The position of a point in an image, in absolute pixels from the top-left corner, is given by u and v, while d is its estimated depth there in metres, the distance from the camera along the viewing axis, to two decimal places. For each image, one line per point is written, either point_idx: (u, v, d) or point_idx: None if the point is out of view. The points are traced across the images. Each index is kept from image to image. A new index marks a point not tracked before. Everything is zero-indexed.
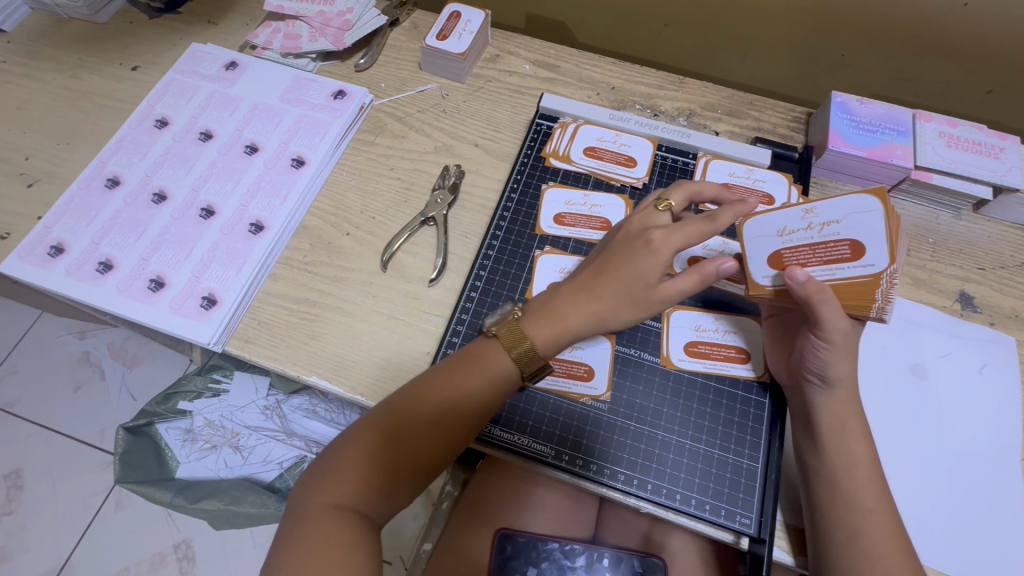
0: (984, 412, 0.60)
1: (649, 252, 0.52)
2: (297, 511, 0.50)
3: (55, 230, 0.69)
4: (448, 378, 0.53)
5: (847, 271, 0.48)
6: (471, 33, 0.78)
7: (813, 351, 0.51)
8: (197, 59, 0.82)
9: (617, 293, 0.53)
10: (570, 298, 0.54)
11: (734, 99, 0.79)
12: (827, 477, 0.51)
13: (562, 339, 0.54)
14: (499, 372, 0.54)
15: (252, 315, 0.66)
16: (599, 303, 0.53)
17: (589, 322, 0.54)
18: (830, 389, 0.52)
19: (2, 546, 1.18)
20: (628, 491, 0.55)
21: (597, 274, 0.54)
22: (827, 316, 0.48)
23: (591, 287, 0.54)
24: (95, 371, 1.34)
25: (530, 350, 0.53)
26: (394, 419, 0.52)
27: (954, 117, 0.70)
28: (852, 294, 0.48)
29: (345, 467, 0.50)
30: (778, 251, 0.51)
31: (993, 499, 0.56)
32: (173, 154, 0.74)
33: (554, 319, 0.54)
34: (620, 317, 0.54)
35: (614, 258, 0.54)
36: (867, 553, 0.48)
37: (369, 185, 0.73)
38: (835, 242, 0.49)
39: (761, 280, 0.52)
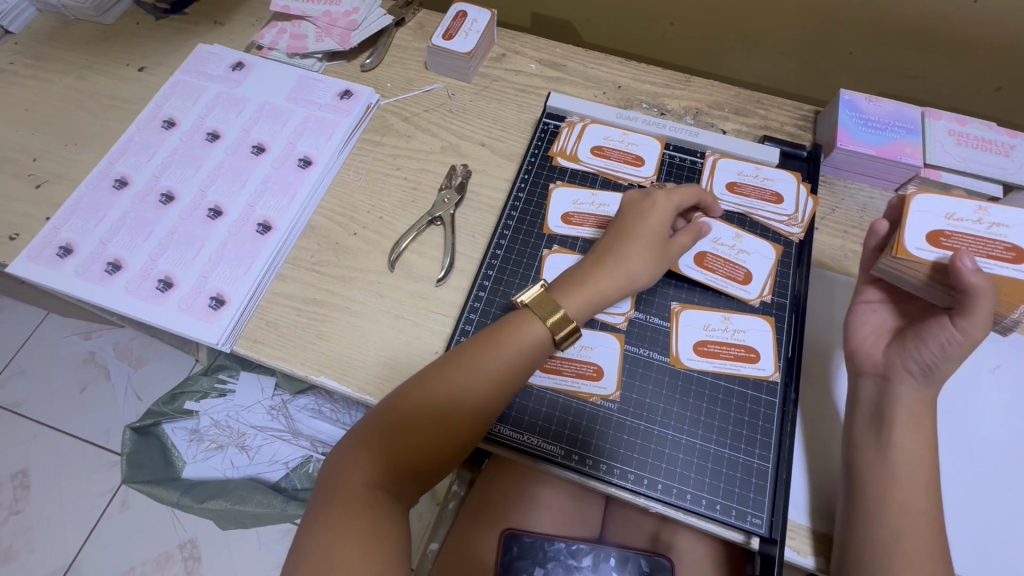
0: (996, 411, 0.59)
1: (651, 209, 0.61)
2: (324, 498, 0.49)
3: (64, 231, 0.69)
4: (471, 353, 0.54)
5: (1005, 270, 0.48)
6: (476, 33, 0.78)
7: (938, 340, 0.50)
8: (203, 59, 0.82)
9: (636, 256, 0.59)
10: (594, 267, 0.59)
11: (741, 97, 0.79)
12: (878, 476, 0.50)
13: (592, 303, 0.57)
14: (523, 341, 0.55)
15: (260, 316, 0.66)
16: (624, 265, 0.58)
17: (616, 284, 0.58)
18: (926, 384, 0.51)
19: (9, 545, 1.19)
20: (638, 491, 0.54)
21: (617, 244, 0.60)
22: (982, 310, 0.47)
23: (612, 256, 0.59)
24: (100, 372, 1.34)
25: (562, 312, 0.56)
26: (417, 401, 0.52)
27: (963, 115, 0.70)
28: (1002, 289, 0.48)
29: (367, 455, 0.51)
30: (938, 231, 0.50)
31: (1007, 499, 0.56)
32: (181, 154, 0.74)
33: (582, 285, 0.57)
34: (642, 275, 0.59)
35: (628, 228, 0.60)
36: (906, 555, 0.48)
37: (375, 184, 0.73)
38: (996, 241, 0.49)
39: (914, 250, 0.50)
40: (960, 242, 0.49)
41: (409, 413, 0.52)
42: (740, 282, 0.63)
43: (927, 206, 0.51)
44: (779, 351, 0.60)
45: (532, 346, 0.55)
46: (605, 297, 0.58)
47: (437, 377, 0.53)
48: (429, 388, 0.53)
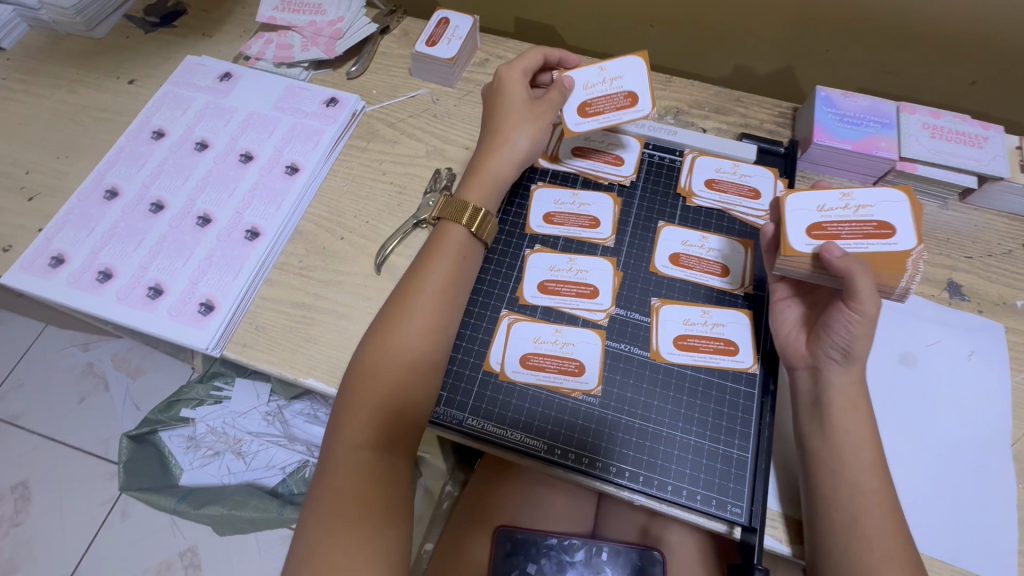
0: (974, 397, 0.60)
1: (510, 86, 0.68)
2: (326, 463, 0.53)
3: (56, 241, 0.70)
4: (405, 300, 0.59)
5: (876, 246, 0.53)
6: (459, 39, 0.80)
7: (843, 324, 0.52)
8: (191, 71, 0.83)
9: (507, 128, 0.67)
10: (486, 152, 0.67)
11: (720, 96, 0.80)
12: (826, 463, 0.52)
13: (489, 184, 0.66)
14: (455, 271, 0.62)
15: (250, 322, 0.67)
16: (513, 146, 0.66)
17: (508, 163, 0.66)
18: (850, 366, 0.52)
19: (10, 557, 1.20)
20: (621, 484, 0.55)
21: (491, 130, 0.67)
22: (863, 290, 0.50)
23: (494, 138, 0.67)
24: (99, 383, 1.35)
25: (475, 209, 0.64)
26: (376, 368, 0.56)
27: (937, 109, 0.71)
28: (880, 264, 0.53)
29: (360, 411, 0.54)
30: (817, 223, 0.55)
31: (985, 483, 0.56)
32: (170, 164, 0.75)
33: (475, 172, 0.66)
34: (527, 150, 0.67)
35: (493, 108, 0.68)
36: (864, 537, 0.49)
37: (362, 190, 0.75)
38: (866, 220, 0.54)
39: (802, 247, 0.55)
40: (839, 230, 0.54)
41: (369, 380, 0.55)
42: (719, 275, 0.65)
43: (800, 207, 0.56)
44: (758, 344, 0.61)
45: (458, 246, 0.63)
46: (499, 177, 0.66)
47: (386, 338, 0.57)
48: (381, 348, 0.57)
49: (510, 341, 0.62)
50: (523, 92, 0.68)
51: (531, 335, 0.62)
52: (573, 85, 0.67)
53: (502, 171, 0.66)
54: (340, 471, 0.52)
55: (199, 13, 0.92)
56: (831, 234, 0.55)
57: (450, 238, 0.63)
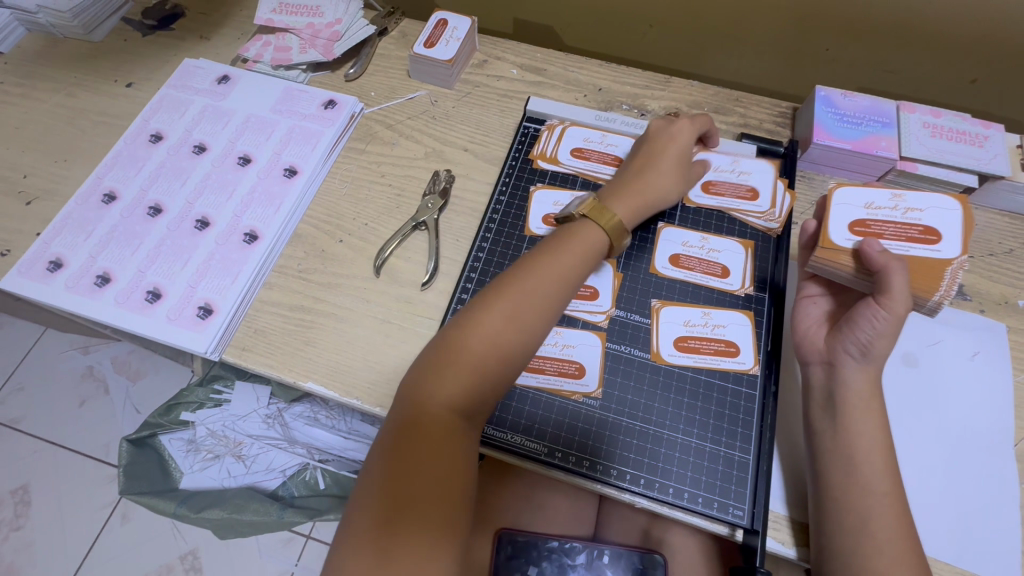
0: (977, 398, 0.60)
1: (673, 139, 0.65)
2: (410, 415, 0.49)
3: (54, 246, 0.70)
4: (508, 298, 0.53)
5: (917, 250, 0.54)
6: (457, 40, 0.80)
7: (868, 318, 0.52)
8: (189, 74, 0.83)
9: (658, 174, 0.63)
10: (642, 181, 0.63)
11: (719, 96, 0.80)
12: (837, 464, 0.51)
13: (642, 213, 0.62)
14: (559, 274, 0.55)
15: (248, 325, 0.66)
16: (666, 184, 0.63)
17: (638, 205, 0.62)
18: (868, 363, 0.52)
19: (11, 561, 1.19)
20: (623, 487, 0.55)
21: (647, 161, 0.64)
22: (895, 286, 0.51)
23: (654, 172, 0.63)
24: (99, 386, 1.35)
25: (619, 222, 0.59)
26: (490, 338, 0.51)
27: (937, 108, 0.71)
28: (919, 270, 0.54)
29: (460, 376, 0.50)
30: (862, 220, 0.57)
31: (988, 483, 0.56)
32: (168, 167, 0.75)
33: (637, 193, 0.62)
34: (674, 192, 0.64)
35: (666, 146, 0.64)
36: (875, 540, 0.48)
37: (361, 192, 0.74)
38: (912, 224, 0.55)
39: (841, 240, 0.56)
40: (886, 232, 0.56)
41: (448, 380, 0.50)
42: (720, 276, 0.64)
43: (848, 202, 0.58)
44: (759, 345, 0.60)
45: (597, 244, 0.58)
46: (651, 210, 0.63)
47: (508, 308, 0.52)
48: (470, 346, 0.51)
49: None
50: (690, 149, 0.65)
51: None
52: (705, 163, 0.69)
53: (659, 202, 0.63)
54: (402, 466, 0.47)
55: (196, 15, 0.91)
56: (873, 233, 0.56)
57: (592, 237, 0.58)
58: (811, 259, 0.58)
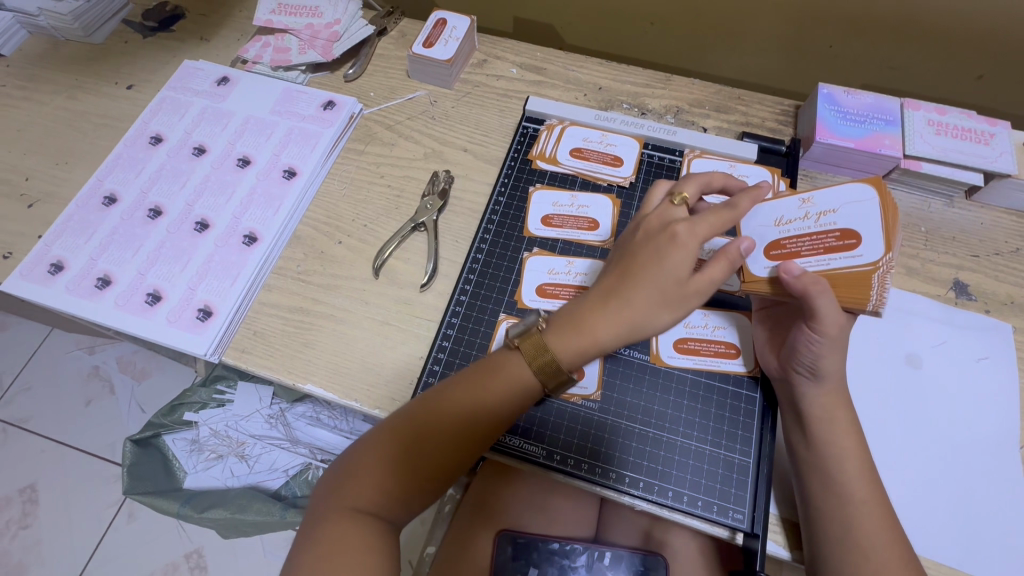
0: (981, 400, 0.59)
1: (675, 247, 0.50)
2: (319, 509, 0.51)
3: (55, 248, 0.70)
4: (476, 382, 0.53)
5: (839, 261, 0.49)
6: (456, 40, 0.79)
7: (805, 344, 0.51)
8: (189, 75, 0.83)
9: (645, 296, 0.51)
10: (598, 312, 0.52)
11: (721, 94, 0.79)
12: (814, 473, 0.51)
13: (589, 354, 0.53)
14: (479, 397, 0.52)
15: (248, 327, 0.67)
16: (625, 320, 0.51)
17: (617, 332, 0.52)
18: (820, 383, 0.52)
19: (19, 559, 1.20)
20: (621, 490, 0.55)
21: (634, 271, 0.52)
22: (821, 312, 0.48)
23: (621, 301, 0.52)
24: (104, 386, 1.36)
25: (556, 361, 0.52)
26: (400, 440, 0.52)
27: (943, 105, 0.70)
28: (841, 285, 0.49)
29: (365, 470, 0.51)
30: (774, 241, 0.52)
31: (991, 486, 0.55)
32: (168, 169, 0.75)
33: (581, 333, 0.52)
34: (651, 323, 0.51)
35: (647, 260, 0.51)
36: (861, 546, 0.48)
37: (360, 193, 0.74)
38: (828, 231, 0.50)
39: (759, 271, 0.52)
40: (802, 245, 0.51)
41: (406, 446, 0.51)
42: None
43: (756, 225, 0.54)
44: None
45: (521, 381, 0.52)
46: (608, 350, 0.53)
47: (420, 414, 0.52)
48: (432, 421, 0.52)
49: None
50: (686, 268, 0.50)
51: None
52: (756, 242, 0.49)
53: (610, 345, 0.52)
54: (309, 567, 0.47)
55: (197, 17, 0.91)
56: (789, 252, 0.51)
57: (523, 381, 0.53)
58: (737, 290, 0.55)
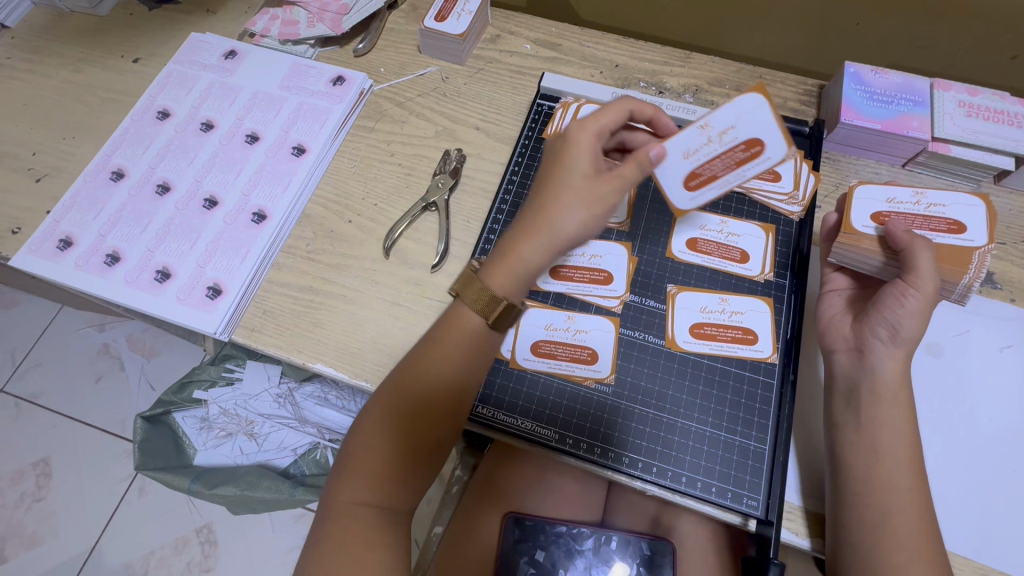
0: (1004, 390, 0.58)
1: (574, 154, 0.51)
2: (323, 510, 0.50)
3: (63, 224, 0.70)
4: (430, 352, 0.51)
5: (947, 241, 0.56)
6: (469, 14, 0.77)
7: (897, 299, 0.51)
8: (196, 48, 0.81)
9: (561, 197, 0.50)
10: (518, 232, 0.51)
11: (742, 73, 0.77)
12: (860, 457, 0.50)
13: (518, 272, 0.49)
14: (437, 364, 0.50)
15: (257, 306, 0.66)
16: (545, 230, 0.49)
17: (540, 241, 0.49)
18: (898, 346, 0.51)
19: (34, 531, 1.23)
20: (634, 475, 0.54)
21: (549, 185, 0.51)
22: (922, 264, 0.51)
23: (537, 215, 0.50)
24: (115, 363, 1.37)
25: (482, 282, 0.49)
26: (378, 424, 0.51)
27: (974, 86, 0.67)
28: (949, 254, 0.55)
29: (358, 462, 0.50)
30: (691, 172, 0.54)
31: (1011, 479, 0.54)
32: (176, 145, 0.74)
33: (503, 254, 0.50)
34: (572, 221, 0.49)
35: (550, 173, 0.52)
36: (895, 535, 0.48)
37: (370, 171, 0.73)
38: (733, 148, 0.51)
39: (861, 228, 0.58)
40: (716, 164, 0.53)
41: (385, 431, 0.50)
42: (739, 261, 0.62)
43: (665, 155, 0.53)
44: (779, 333, 0.59)
45: (464, 329, 0.50)
46: (537, 265, 0.50)
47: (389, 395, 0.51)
48: (401, 401, 0.50)
49: (522, 327, 0.60)
50: (590, 163, 0.51)
51: (543, 321, 0.61)
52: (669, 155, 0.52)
53: (536, 257, 0.49)
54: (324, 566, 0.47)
55: None
56: (708, 177, 0.54)
57: (467, 327, 0.50)
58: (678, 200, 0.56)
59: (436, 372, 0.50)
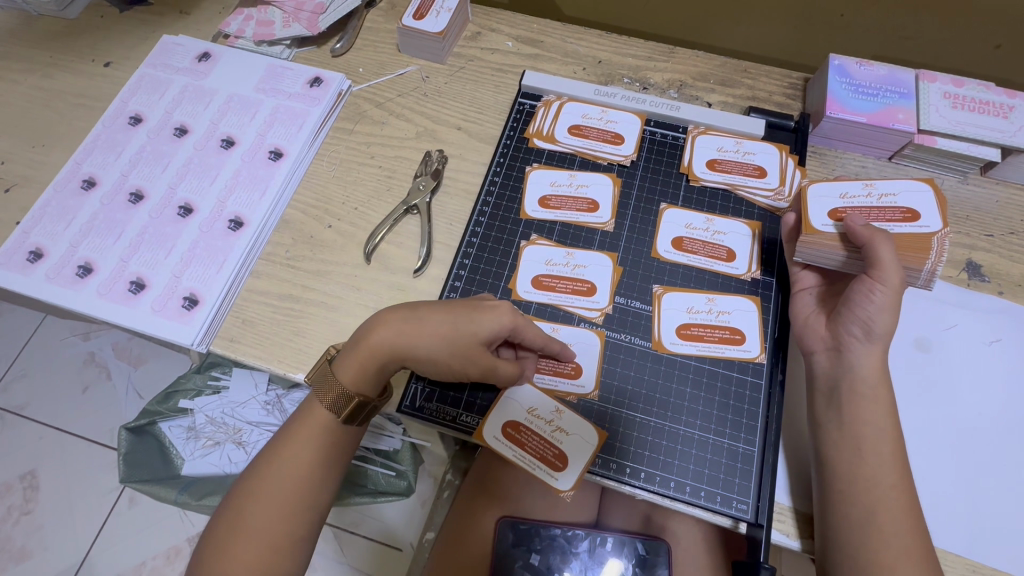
0: (994, 384, 0.58)
1: (487, 313, 0.52)
2: None
3: (33, 235, 0.68)
4: (297, 431, 0.53)
5: (907, 229, 0.55)
6: (448, 11, 0.75)
7: (865, 295, 0.50)
8: (168, 51, 0.79)
9: (427, 326, 0.52)
10: (385, 317, 0.53)
11: (726, 67, 0.75)
12: (845, 455, 0.50)
13: (368, 367, 0.52)
14: (318, 440, 0.52)
15: (236, 315, 0.64)
16: (410, 329, 0.52)
17: (391, 350, 0.52)
18: (873, 343, 0.51)
19: (23, 544, 1.20)
20: (622, 480, 0.53)
21: (432, 308, 0.53)
22: (883, 257, 0.50)
23: (407, 319, 0.53)
24: (101, 372, 1.35)
25: (344, 386, 0.52)
26: (255, 500, 0.50)
27: (959, 77, 0.66)
28: (912, 241, 0.53)
29: (235, 538, 0.49)
30: (539, 278, 0.62)
31: (998, 474, 0.54)
32: (149, 151, 0.72)
33: (359, 344, 0.53)
34: (429, 348, 0.52)
35: (461, 304, 0.53)
36: (880, 532, 0.47)
37: (350, 174, 0.71)
38: (579, 279, 0.62)
39: (821, 227, 0.56)
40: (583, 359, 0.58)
41: (247, 505, 0.50)
42: (724, 260, 0.62)
43: (533, 256, 0.63)
44: (766, 333, 0.58)
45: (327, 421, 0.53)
46: (381, 366, 0.53)
47: (264, 469, 0.52)
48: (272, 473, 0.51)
49: (521, 264, 0.63)
50: (488, 334, 0.52)
51: None
52: (534, 260, 0.63)
53: (381, 358, 0.52)
54: None
55: None
56: (549, 288, 0.62)
57: (313, 415, 0.53)
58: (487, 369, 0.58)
59: (281, 493, 0.51)
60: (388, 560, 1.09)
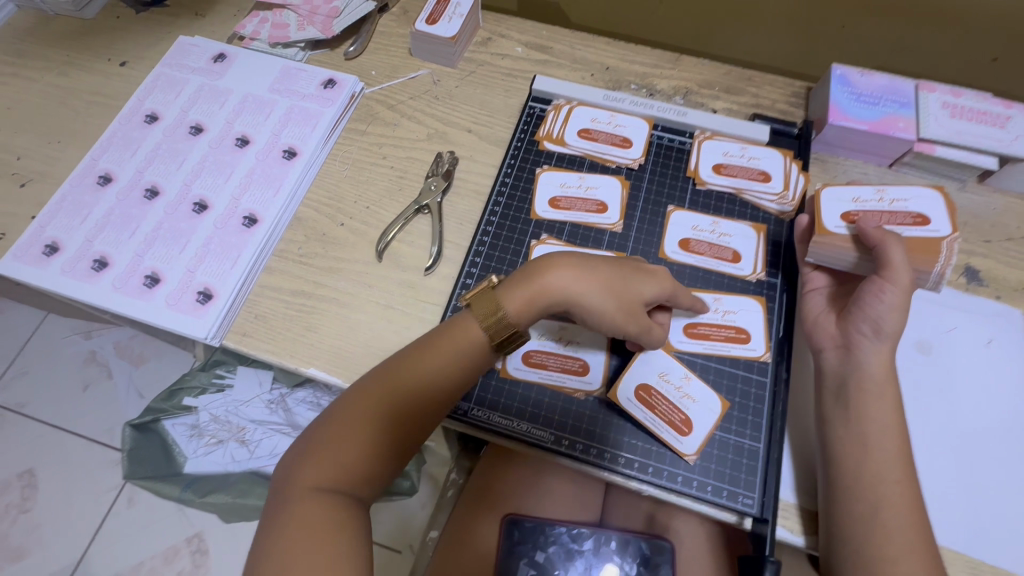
0: (993, 386, 0.59)
1: (649, 277, 0.56)
2: (282, 490, 0.50)
3: (49, 229, 0.69)
4: (427, 351, 0.54)
5: (918, 233, 0.56)
6: (461, 16, 0.77)
7: (875, 295, 0.52)
8: (184, 51, 0.81)
9: (595, 277, 0.55)
10: (558, 260, 0.56)
11: (731, 75, 0.77)
12: (850, 451, 0.51)
13: (536, 300, 0.54)
14: (452, 359, 0.54)
15: (249, 310, 0.65)
16: (579, 277, 0.55)
17: (561, 293, 0.55)
18: (882, 341, 0.52)
19: (20, 542, 1.20)
20: (630, 475, 0.54)
21: (605, 262, 0.56)
22: (895, 259, 0.52)
23: (565, 265, 0.55)
24: (103, 370, 1.35)
25: (506, 316, 0.54)
26: (366, 408, 0.52)
27: (958, 87, 0.68)
28: (921, 245, 0.55)
29: (343, 442, 0.51)
30: None
31: (997, 473, 0.55)
32: (164, 149, 0.73)
33: (531, 278, 0.55)
34: (595, 299, 0.55)
35: (625, 264, 0.57)
36: (884, 527, 0.48)
37: (362, 174, 0.73)
38: None
39: (834, 228, 0.58)
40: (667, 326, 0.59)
41: (363, 410, 0.52)
42: (730, 261, 0.63)
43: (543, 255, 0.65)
44: (771, 332, 0.59)
45: (475, 346, 0.54)
46: (545, 302, 0.55)
47: (392, 379, 0.53)
48: (396, 386, 0.53)
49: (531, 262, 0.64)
50: (651, 295, 0.55)
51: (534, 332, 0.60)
52: (544, 258, 0.64)
53: (547, 294, 0.54)
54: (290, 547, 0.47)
55: None
56: None
57: (465, 329, 0.54)
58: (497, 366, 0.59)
59: (394, 407, 0.52)
60: (388, 561, 1.10)
